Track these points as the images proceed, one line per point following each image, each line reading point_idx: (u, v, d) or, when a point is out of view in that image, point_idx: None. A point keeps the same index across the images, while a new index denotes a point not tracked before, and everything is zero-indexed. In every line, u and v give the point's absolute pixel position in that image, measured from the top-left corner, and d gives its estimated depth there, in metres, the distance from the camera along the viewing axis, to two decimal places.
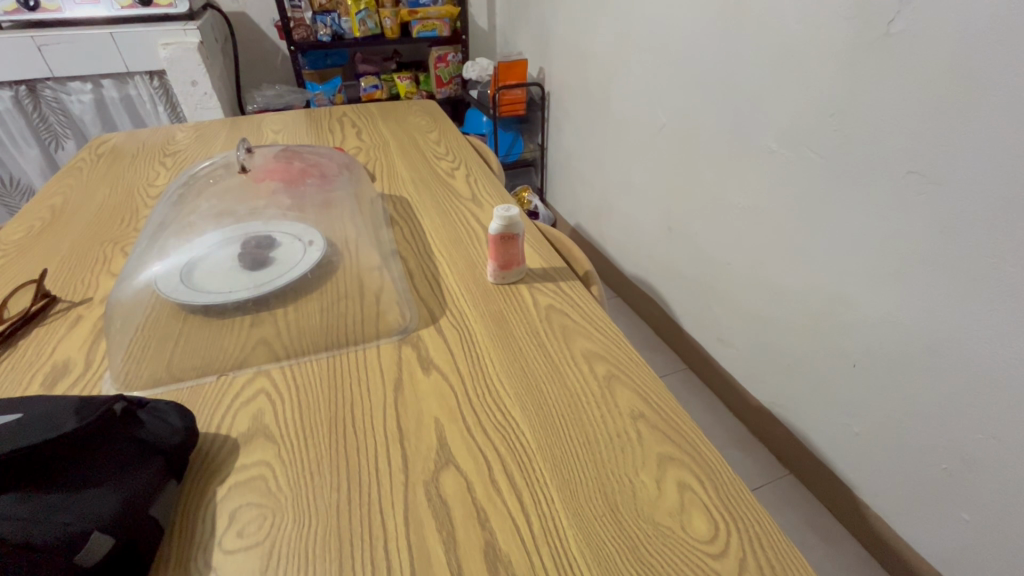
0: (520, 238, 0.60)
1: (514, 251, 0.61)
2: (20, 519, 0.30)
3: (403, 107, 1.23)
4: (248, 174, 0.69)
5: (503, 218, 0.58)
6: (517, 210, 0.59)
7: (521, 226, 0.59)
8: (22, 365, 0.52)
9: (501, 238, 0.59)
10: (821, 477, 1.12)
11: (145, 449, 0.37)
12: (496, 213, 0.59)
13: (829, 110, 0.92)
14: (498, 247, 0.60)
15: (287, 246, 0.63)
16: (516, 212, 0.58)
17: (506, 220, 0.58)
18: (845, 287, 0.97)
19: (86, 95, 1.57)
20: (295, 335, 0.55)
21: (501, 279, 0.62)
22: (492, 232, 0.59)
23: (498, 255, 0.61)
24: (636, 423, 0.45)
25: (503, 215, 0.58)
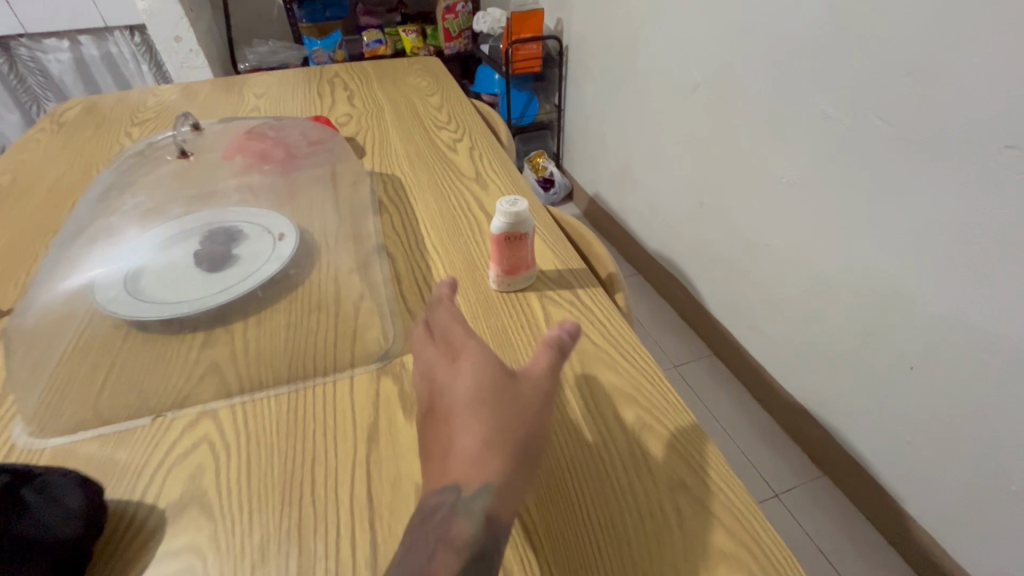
0: (529, 238, 0.49)
1: (522, 254, 0.50)
2: None
3: (402, 66, 1.09)
4: (187, 158, 0.62)
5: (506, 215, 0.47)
6: (526, 205, 0.48)
7: (529, 226, 0.48)
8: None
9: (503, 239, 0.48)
10: (861, 483, 1.03)
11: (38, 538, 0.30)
12: (499, 207, 0.48)
13: (904, 69, 0.77)
14: (503, 249, 0.49)
15: (254, 241, 0.55)
16: (524, 206, 0.47)
17: (511, 216, 0.47)
18: (907, 280, 0.84)
19: (64, 54, 1.45)
20: (254, 360, 0.45)
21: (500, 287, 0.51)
22: (494, 233, 0.48)
23: (502, 259, 0.49)
24: (675, 498, 0.35)
25: (506, 210, 0.47)
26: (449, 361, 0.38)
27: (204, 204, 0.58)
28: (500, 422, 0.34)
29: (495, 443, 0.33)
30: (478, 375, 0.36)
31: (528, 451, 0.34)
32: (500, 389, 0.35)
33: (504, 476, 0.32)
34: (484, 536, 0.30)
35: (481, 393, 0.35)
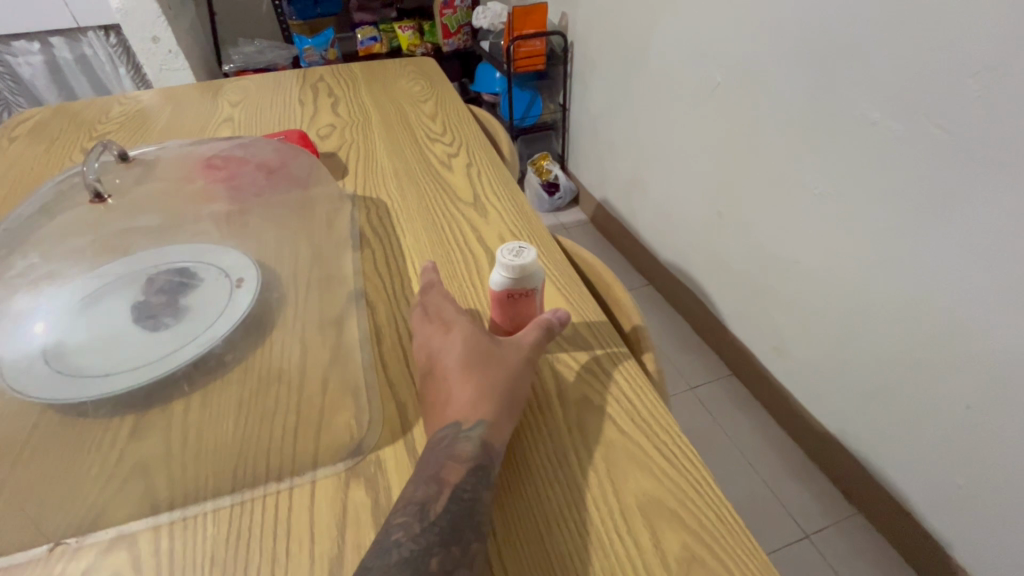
0: (538, 294, 0.40)
1: (531, 311, 0.41)
2: None
3: (392, 68, 1.00)
4: (104, 204, 0.49)
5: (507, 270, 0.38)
6: (533, 255, 0.39)
7: (537, 281, 0.39)
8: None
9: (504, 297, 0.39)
10: (902, 522, 0.93)
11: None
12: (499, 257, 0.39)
13: (971, 69, 0.66)
14: (504, 307, 0.40)
15: (208, 287, 0.46)
16: (530, 257, 0.38)
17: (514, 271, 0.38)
18: (966, 307, 0.74)
19: (34, 57, 1.35)
20: (190, 459, 0.35)
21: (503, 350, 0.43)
22: (493, 288, 0.39)
23: (504, 317, 0.41)
24: None
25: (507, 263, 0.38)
26: (442, 328, 0.40)
27: (149, 243, 0.49)
28: (496, 376, 0.36)
29: (492, 390, 0.36)
30: (474, 335, 0.38)
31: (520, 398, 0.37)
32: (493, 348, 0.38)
33: (501, 418, 0.35)
34: (484, 454, 0.33)
35: (479, 351, 0.37)
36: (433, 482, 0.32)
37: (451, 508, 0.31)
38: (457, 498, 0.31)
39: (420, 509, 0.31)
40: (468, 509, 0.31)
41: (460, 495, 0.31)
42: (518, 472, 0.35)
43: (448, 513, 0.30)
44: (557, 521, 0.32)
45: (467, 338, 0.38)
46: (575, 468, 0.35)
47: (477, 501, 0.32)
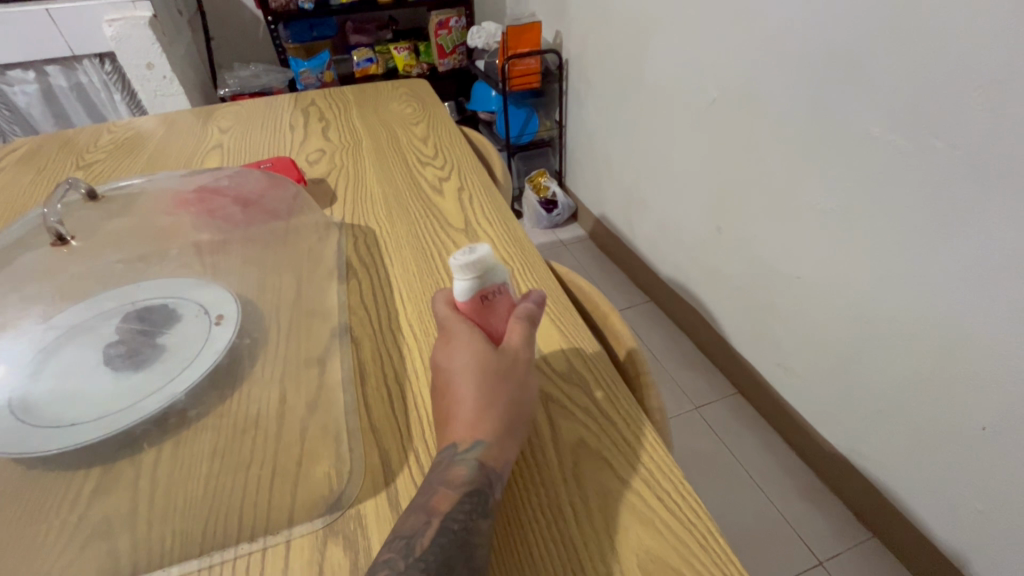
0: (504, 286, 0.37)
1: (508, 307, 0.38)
2: None
3: (384, 90, 0.99)
4: (66, 247, 0.48)
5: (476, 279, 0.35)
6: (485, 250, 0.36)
7: (501, 271, 0.37)
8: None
9: (483, 309, 0.36)
10: (919, 548, 0.90)
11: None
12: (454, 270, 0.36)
13: (976, 82, 0.65)
14: (485, 319, 0.37)
15: (185, 326, 0.44)
16: (483, 250, 0.35)
17: (484, 273, 0.35)
18: (977, 323, 0.71)
19: (30, 86, 1.36)
20: (155, 519, 0.33)
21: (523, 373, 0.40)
22: (464, 303, 0.36)
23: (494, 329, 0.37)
24: None
25: (473, 272, 0.35)
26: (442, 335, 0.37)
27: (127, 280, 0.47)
28: (496, 390, 0.34)
29: (492, 407, 0.34)
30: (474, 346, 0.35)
31: (523, 410, 0.35)
32: (493, 354, 0.35)
33: (502, 435, 0.33)
34: (480, 478, 0.32)
35: (479, 365, 0.35)
36: (422, 512, 0.31)
37: (441, 541, 0.29)
38: (447, 530, 0.30)
39: (408, 544, 0.29)
40: (459, 541, 0.30)
41: (450, 526, 0.30)
42: (511, 506, 0.33)
43: (437, 547, 0.29)
44: (553, 561, 0.31)
45: (468, 343, 0.35)
46: (572, 523, 0.32)
47: (469, 530, 0.30)
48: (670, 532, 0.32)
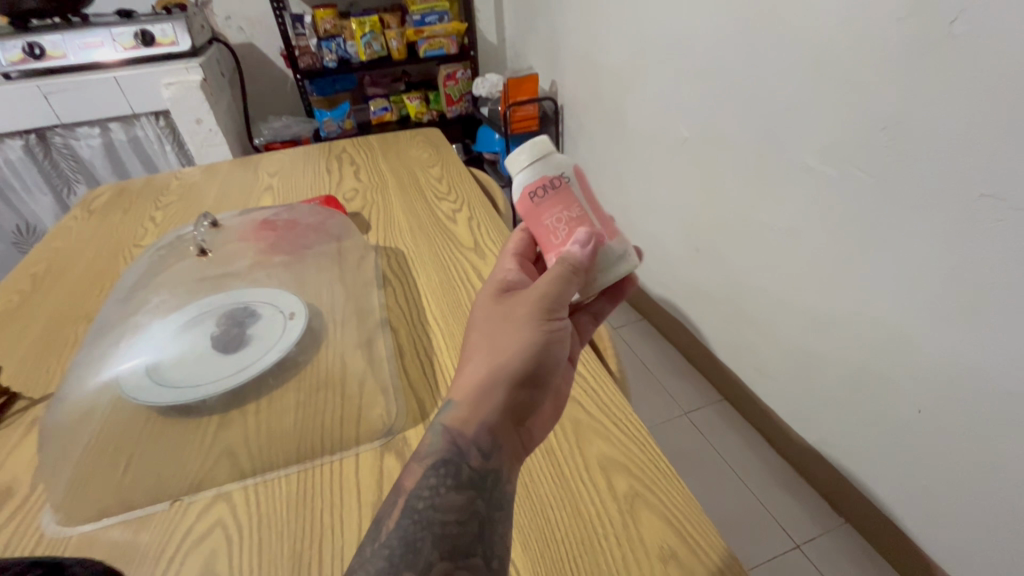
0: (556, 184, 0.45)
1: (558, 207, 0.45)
2: None
3: (405, 138, 1.17)
4: (204, 256, 0.63)
5: (526, 166, 0.45)
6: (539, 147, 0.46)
7: (550, 170, 0.45)
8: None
9: (530, 204, 0.45)
10: (883, 528, 1.00)
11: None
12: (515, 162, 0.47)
13: (879, 123, 0.80)
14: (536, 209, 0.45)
15: (266, 321, 0.58)
16: (533, 145, 0.46)
17: (531, 160, 0.45)
18: (902, 321, 0.85)
19: (95, 139, 1.56)
20: (263, 443, 0.47)
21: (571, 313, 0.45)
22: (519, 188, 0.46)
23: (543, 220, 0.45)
24: (665, 569, 0.36)
25: (523, 157, 0.45)
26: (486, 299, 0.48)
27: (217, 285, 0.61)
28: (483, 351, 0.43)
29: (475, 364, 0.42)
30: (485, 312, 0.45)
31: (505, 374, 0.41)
32: (496, 318, 0.44)
33: (479, 390, 0.41)
34: (449, 450, 0.38)
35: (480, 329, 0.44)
36: (392, 498, 0.36)
37: (405, 521, 0.34)
38: (411, 509, 0.35)
39: (378, 529, 0.34)
40: (422, 520, 0.34)
41: (413, 506, 0.35)
42: None
43: (401, 529, 0.34)
44: (538, 460, 0.44)
45: (483, 310, 0.46)
46: (552, 437, 0.46)
47: (431, 509, 0.35)
48: (620, 439, 0.45)
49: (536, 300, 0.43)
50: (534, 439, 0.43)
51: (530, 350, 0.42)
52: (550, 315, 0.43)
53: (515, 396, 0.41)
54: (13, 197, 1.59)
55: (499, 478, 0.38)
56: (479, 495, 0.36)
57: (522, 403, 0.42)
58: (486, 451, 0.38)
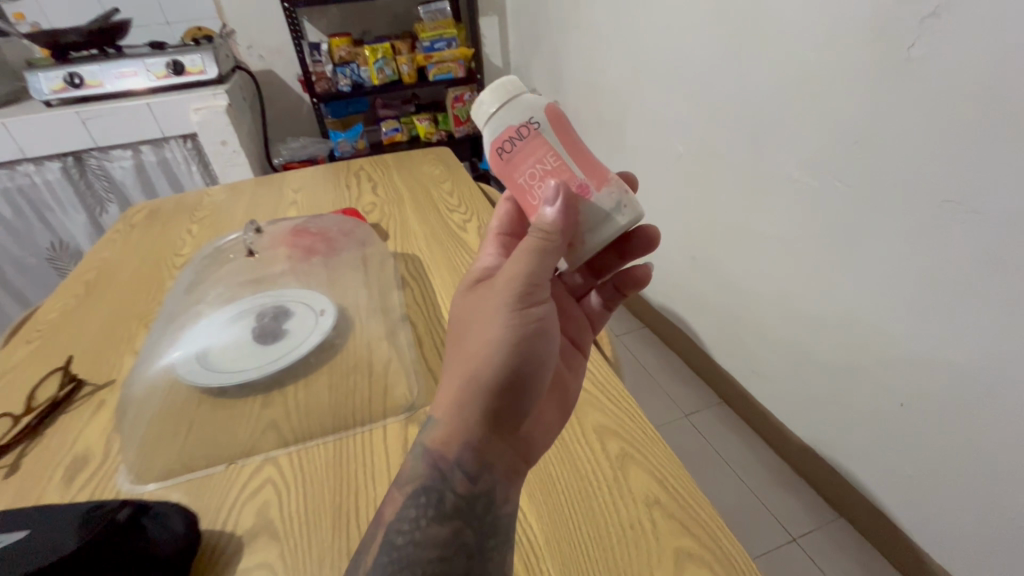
0: (525, 132, 0.45)
1: (530, 157, 0.45)
2: None
3: (417, 156, 1.26)
4: (253, 257, 0.69)
5: (492, 115, 0.45)
6: (500, 92, 0.45)
7: (516, 119, 0.45)
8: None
9: (501, 160, 0.46)
10: (875, 520, 1.05)
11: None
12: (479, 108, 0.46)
13: (851, 137, 0.88)
14: (509, 161, 0.46)
15: (299, 317, 0.64)
16: (495, 92, 0.45)
17: (494, 110, 0.45)
18: (882, 320, 0.91)
19: (127, 161, 1.67)
20: (303, 417, 0.54)
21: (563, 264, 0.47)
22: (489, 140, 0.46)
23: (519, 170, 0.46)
24: (650, 512, 0.42)
25: (489, 107, 0.45)
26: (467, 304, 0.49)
27: (256, 287, 0.66)
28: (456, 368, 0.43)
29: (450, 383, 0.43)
30: (460, 328, 0.46)
31: (480, 386, 0.41)
32: (471, 325, 0.45)
33: (454, 409, 0.41)
34: (430, 475, 0.39)
35: (454, 347, 0.45)
36: (374, 531, 0.38)
37: (382, 558, 0.36)
38: (390, 546, 0.37)
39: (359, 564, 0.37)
40: (401, 557, 0.36)
41: (392, 542, 0.37)
42: None
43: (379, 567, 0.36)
44: None
45: (462, 312, 0.47)
46: None
47: (411, 544, 0.37)
48: (612, 409, 0.52)
49: (509, 294, 0.44)
50: (528, 444, 0.44)
51: (503, 355, 0.42)
52: (523, 305, 0.44)
53: (494, 405, 0.41)
54: (50, 215, 1.69)
55: (489, 501, 0.39)
56: (462, 519, 0.38)
57: (504, 412, 0.41)
58: (471, 475, 0.39)
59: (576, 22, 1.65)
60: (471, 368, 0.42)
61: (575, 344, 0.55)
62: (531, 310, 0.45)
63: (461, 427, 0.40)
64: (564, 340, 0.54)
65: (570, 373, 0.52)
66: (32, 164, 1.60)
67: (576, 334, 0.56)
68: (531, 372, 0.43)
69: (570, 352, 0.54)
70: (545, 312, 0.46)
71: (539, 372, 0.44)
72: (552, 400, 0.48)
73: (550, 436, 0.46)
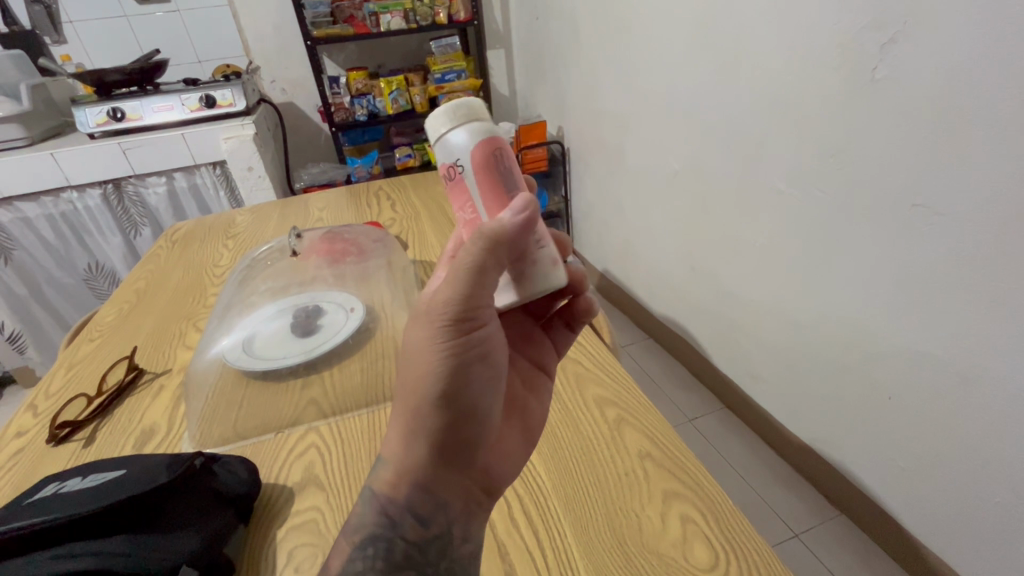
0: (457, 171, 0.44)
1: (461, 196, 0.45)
2: (139, 550, 0.38)
3: (432, 177, 1.36)
4: (297, 257, 0.77)
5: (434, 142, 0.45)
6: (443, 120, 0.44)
7: (451, 156, 0.44)
8: (71, 452, 0.58)
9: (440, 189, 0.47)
10: (873, 515, 1.09)
11: (95, 531, 0.40)
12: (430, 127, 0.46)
13: (829, 151, 0.96)
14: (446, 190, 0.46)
15: (332, 314, 0.71)
16: (439, 118, 0.44)
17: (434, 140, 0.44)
18: (867, 318, 0.98)
19: (161, 188, 1.80)
20: (339, 394, 0.62)
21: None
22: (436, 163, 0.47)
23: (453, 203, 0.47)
24: (642, 462, 0.49)
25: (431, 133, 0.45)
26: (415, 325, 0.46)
27: (297, 288, 0.74)
28: (402, 411, 0.43)
29: (398, 428, 0.43)
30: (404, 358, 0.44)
31: (425, 431, 0.42)
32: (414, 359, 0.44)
33: (403, 456, 0.42)
34: (380, 524, 0.41)
35: (401, 384, 0.44)
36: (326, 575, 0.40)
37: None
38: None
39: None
40: None
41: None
42: None
43: None
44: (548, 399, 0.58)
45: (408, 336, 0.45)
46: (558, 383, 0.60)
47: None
48: (610, 384, 0.59)
49: (446, 327, 0.41)
50: (486, 471, 0.45)
51: (443, 398, 0.41)
52: (465, 337, 0.42)
53: (442, 445, 0.42)
54: (89, 239, 1.81)
55: (443, 545, 0.41)
56: (412, 567, 0.40)
57: (452, 446, 0.43)
58: (421, 520, 0.41)
59: (578, 52, 1.76)
60: (414, 415, 0.42)
61: (540, 366, 0.55)
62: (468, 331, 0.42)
63: (413, 471, 0.42)
64: (524, 363, 0.54)
65: (530, 392, 0.53)
66: (74, 191, 1.72)
67: (537, 353, 0.56)
68: (474, 402, 0.43)
69: (531, 374, 0.54)
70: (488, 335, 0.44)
71: (484, 404, 0.44)
72: (513, 426, 0.49)
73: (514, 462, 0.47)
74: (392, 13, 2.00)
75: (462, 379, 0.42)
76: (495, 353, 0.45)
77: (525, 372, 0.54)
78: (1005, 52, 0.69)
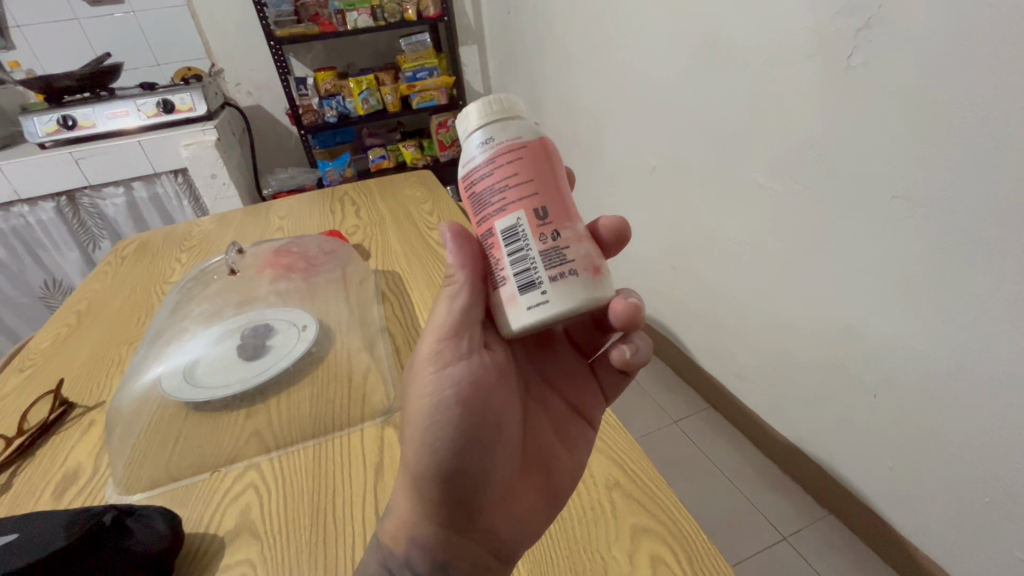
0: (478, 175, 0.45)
1: None
2: None
3: (399, 180, 1.30)
4: (236, 276, 0.71)
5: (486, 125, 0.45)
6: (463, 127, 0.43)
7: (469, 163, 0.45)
8: None
9: None
10: (862, 515, 1.06)
11: None
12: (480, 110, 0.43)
13: (806, 143, 0.93)
14: None
15: (281, 334, 0.66)
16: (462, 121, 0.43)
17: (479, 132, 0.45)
18: (851, 314, 0.95)
19: (119, 198, 1.72)
20: (284, 425, 0.56)
21: (567, 270, 0.38)
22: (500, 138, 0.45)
23: None
24: (610, 493, 0.45)
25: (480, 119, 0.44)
26: None
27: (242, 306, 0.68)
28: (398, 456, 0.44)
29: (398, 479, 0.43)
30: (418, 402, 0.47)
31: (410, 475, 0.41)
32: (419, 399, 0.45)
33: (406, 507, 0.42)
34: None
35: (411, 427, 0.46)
36: None
37: None
38: None
39: None
40: None
41: None
42: None
43: None
44: None
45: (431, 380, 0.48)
46: None
47: None
48: None
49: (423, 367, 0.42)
50: (492, 534, 0.41)
51: (418, 438, 0.41)
52: (441, 374, 0.41)
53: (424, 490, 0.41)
54: (44, 254, 1.73)
55: None
56: None
57: (444, 501, 0.40)
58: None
59: (552, 47, 1.72)
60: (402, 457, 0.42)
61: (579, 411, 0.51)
62: (447, 374, 0.41)
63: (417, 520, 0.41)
64: (556, 403, 0.50)
65: (569, 449, 0.47)
66: (26, 205, 1.64)
67: (575, 397, 0.51)
68: (463, 454, 0.41)
69: (567, 420, 0.49)
70: (467, 371, 0.42)
71: (467, 447, 0.41)
72: (531, 481, 0.44)
73: (529, 523, 0.42)
74: (358, 10, 1.91)
75: (436, 417, 0.40)
76: (485, 398, 0.42)
77: (560, 418, 0.49)
78: (981, 35, 0.66)
